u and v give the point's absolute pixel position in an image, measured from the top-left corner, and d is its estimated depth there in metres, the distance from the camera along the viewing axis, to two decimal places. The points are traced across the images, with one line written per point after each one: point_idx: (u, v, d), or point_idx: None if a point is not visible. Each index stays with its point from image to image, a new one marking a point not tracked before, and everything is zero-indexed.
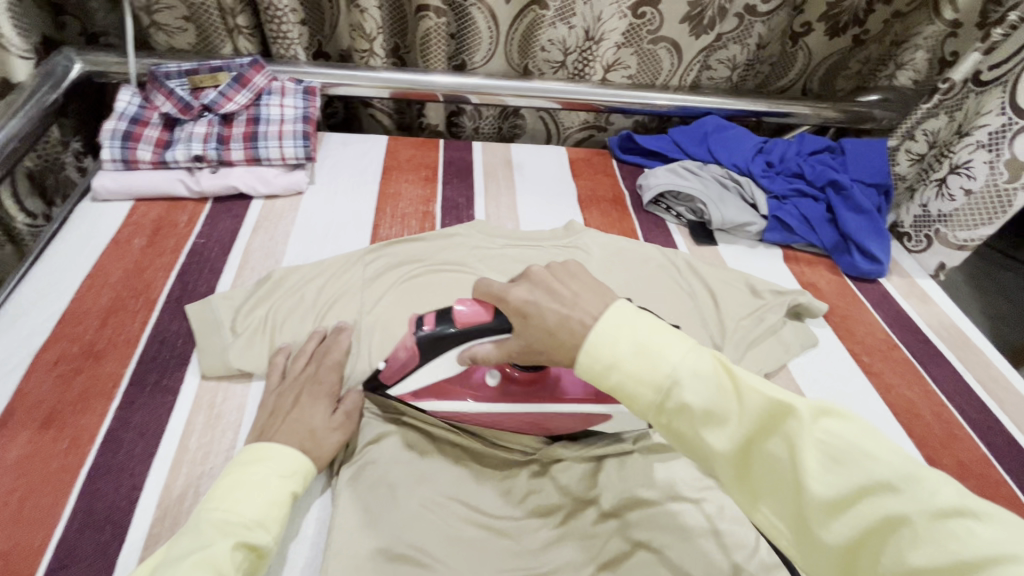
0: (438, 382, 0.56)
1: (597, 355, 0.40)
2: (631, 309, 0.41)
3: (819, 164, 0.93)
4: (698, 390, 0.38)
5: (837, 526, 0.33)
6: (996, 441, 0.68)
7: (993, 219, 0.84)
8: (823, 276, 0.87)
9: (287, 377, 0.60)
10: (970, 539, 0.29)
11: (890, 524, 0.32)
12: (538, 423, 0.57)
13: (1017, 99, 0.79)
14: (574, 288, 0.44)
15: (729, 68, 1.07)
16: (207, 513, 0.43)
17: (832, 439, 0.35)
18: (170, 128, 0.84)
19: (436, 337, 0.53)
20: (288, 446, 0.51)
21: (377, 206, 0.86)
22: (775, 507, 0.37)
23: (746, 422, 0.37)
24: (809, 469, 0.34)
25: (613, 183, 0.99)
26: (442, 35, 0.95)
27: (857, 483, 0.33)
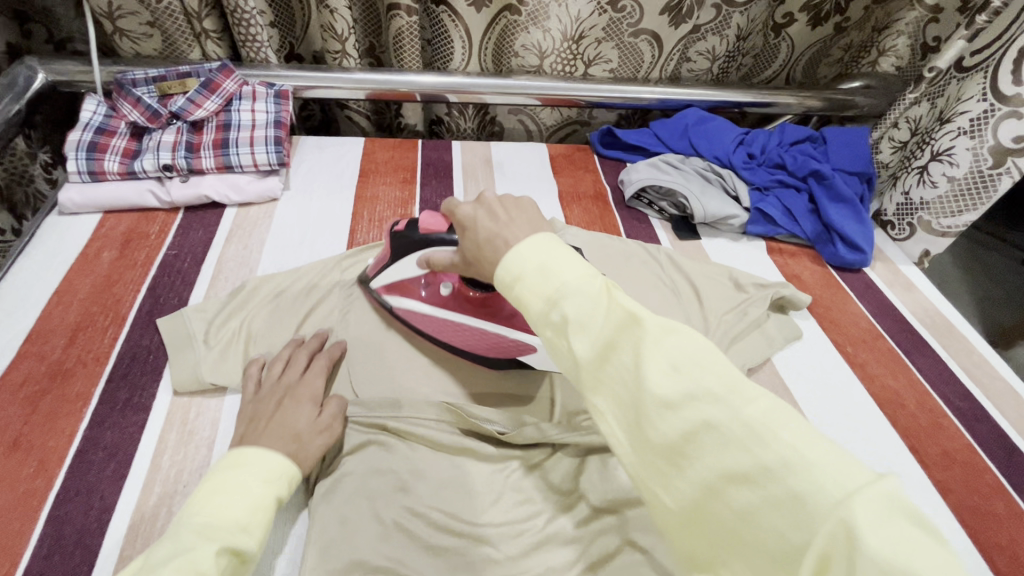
0: (403, 280, 0.66)
1: (509, 268, 0.41)
2: (546, 238, 0.42)
3: (801, 155, 0.92)
4: (576, 301, 0.37)
5: (664, 425, 0.32)
6: (980, 429, 0.68)
7: (977, 205, 0.84)
8: (805, 267, 0.87)
9: (263, 388, 0.58)
10: (780, 447, 0.30)
11: (708, 429, 0.31)
12: (471, 341, 0.64)
13: (998, 85, 0.78)
14: (512, 214, 0.47)
15: (708, 60, 1.06)
16: (186, 520, 0.39)
17: (677, 350, 0.34)
18: (138, 138, 0.82)
19: (404, 238, 0.62)
20: (272, 449, 0.48)
21: (354, 210, 0.84)
22: (615, 411, 0.36)
23: (605, 330, 0.36)
24: (649, 371, 0.33)
25: (594, 178, 0.98)
26: (415, 33, 0.93)
27: (690, 389, 0.32)
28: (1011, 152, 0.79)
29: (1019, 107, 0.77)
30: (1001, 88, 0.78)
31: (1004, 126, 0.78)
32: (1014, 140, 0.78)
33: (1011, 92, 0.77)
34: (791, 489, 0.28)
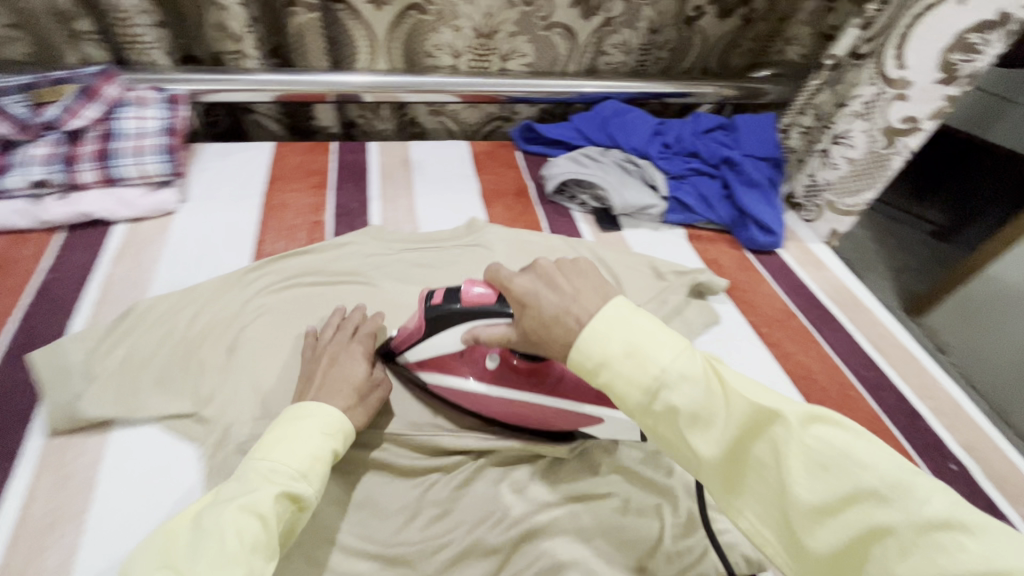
0: (438, 356, 0.58)
1: (586, 354, 0.42)
2: (642, 314, 0.42)
3: (713, 142, 0.94)
4: (687, 391, 0.39)
5: (824, 533, 0.34)
6: (885, 397, 0.71)
7: (874, 182, 0.89)
8: (723, 252, 0.89)
9: (317, 347, 0.61)
10: (961, 553, 0.30)
11: (878, 533, 0.32)
12: (529, 416, 0.57)
13: (886, 70, 0.82)
14: (576, 287, 0.45)
15: (623, 53, 1.07)
16: (254, 465, 0.45)
17: (819, 445, 0.36)
18: (4, 151, 0.74)
19: (440, 310, 0.55)
20: (330, 404, 0.52)
21: (260, 220, 0.79)
22: (760, 512, 0.38)
23: (729, 428, 0.38)
24: (794, 473, 0.36)
25: (517, 175, 0.97)
26: (317, 29, 0.89)
27: (842, 491, 0.34)
28: (900, 132, 0.84)
29: (905, 89, 0.81)
30: (888, 72, 0.81)
31: (893, 108, 0.82)
32: (902, 120, 0.83)
33: (898, 76, 0.81)
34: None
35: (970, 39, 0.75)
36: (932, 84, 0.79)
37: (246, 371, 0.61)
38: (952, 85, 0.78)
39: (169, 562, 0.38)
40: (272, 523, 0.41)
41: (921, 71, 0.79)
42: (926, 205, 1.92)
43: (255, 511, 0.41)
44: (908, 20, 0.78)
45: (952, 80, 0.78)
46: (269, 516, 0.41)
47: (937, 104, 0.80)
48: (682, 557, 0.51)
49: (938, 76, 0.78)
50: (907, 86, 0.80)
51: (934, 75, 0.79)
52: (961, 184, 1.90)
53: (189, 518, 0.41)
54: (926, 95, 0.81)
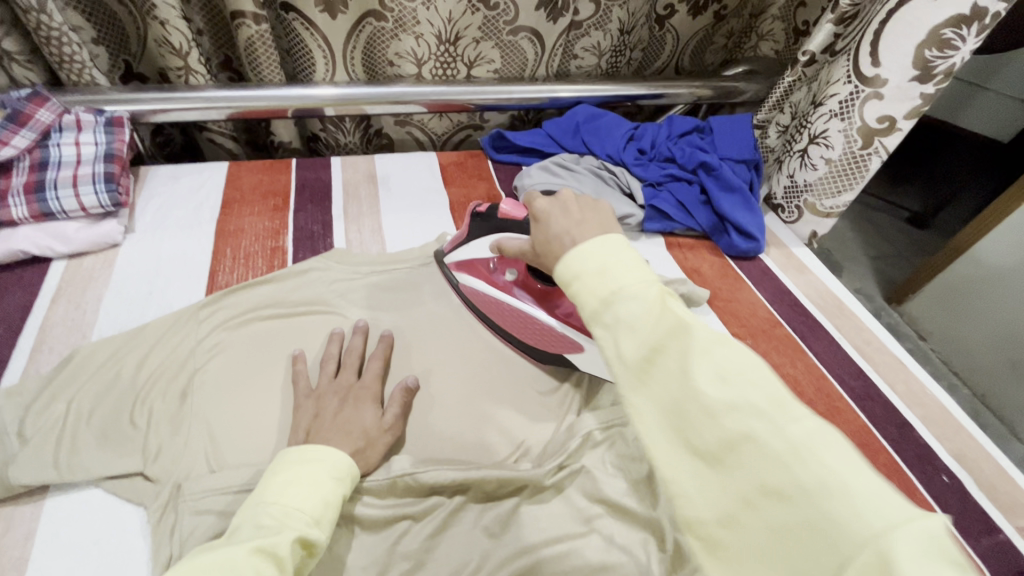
0: (473, 260, 0.68)
1: (569, 266, 0.39)
2: (616, 241, 0.39)
3: (688, 147, 0.91)
4: (631, 304, 0.35)
5: (703, 432, 0.31)
6: (874, 407, 0.69)
7: (854, 183, 0.88)
8: (704, 259, 0.86)
9: (317, 384, 0.58)
10: (819, 469, 0.28)
11: (750, 440, 0.29)
12: (523, 329, 0.65)
13: (860, 67, 0.79)
14: (583, 214, 0.44)
15: (594, 55, 1.04)
16: (263, 505, 0.41)
17: (728, 359, 0.32)
18: None
19: (483, 218, 0.65)
20: (341, 450, 0.50)
21: (214, 248, 0.74)
22: (648, 407, 0.34)
23: (654, 331, 0.34)
24: (695, 374, 0.32)
25: (489, 186, 0.93)
26: (268, 41, 0.84)
27: (734, 398, 0.31)
28: (878, 132, 0.82)
29: (879, 88, 0.78)
30: (864, 70, 0.79)
31: (869, 107, 0.80)
32: (879, 120, 0.81)
33: (872, 74, 0.78)
34: (827, 514, 0.27)
35: (945, 34, 0.72)
36: (908, 81, 0.77)
37: (197, 418, 0.56)
38: (927, 82, 0.77)
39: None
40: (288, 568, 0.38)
41: (896, 69, 0.77)
42: (902, 193, 1.93)
43: (270, 551, 0.37)
44: (881, 17, 0.75)
45: (927, 78, 0.76)
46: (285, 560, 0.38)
47: (914, 103, 0.79)
48: None
49: (913, 72, 0.76)
50: (882, 85, 0.78)
51: (909, 72, 0.76)
52: (935, 171, 1.92)
53: (180, 571, 0.34)
54: (901, 94, 0.79)
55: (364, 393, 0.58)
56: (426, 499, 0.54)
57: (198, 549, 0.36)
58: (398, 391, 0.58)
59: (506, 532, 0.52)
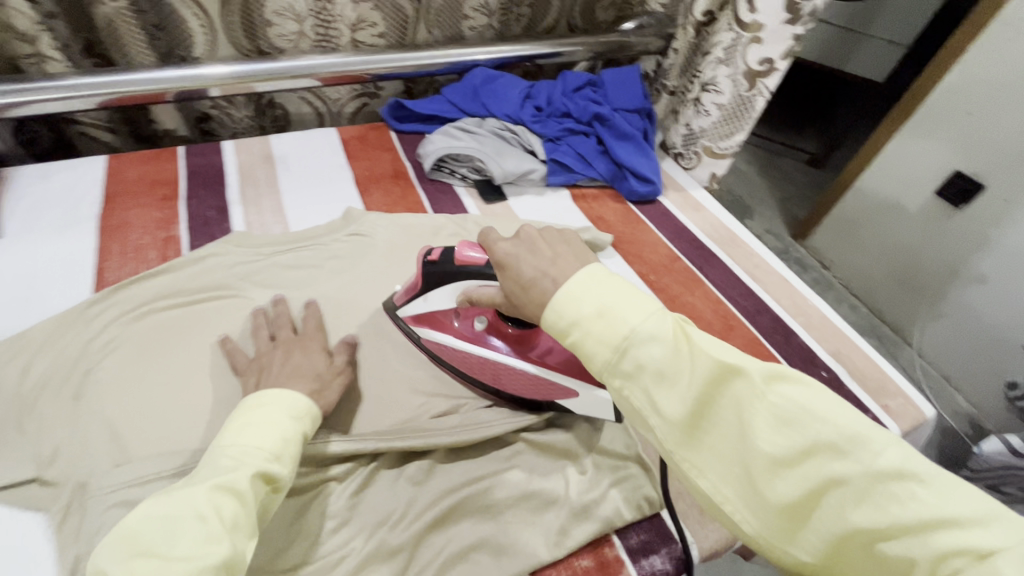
0: (433, 313, 0.63)
1: (563, 313, 0.42)
2: (598, 274, 0.43)
3: (583, 101, 0.94)
4: (654, 350, 0.39)
5: (782, 484, 0.35)
6: (763, 321, 0.77)
7: (743, 124, 0.94)
8: (608, 207, 0.90)
9: (256, 352, 0.58)
10: (913, 505, 0.31)
11: (835, 484, 0.33)
12: (510, 380, 0.60)
13: (739, 17, 0.84)
14: (555, 251, 0.46)
15: (485, 15, 1.04)
16: (221, 448, 0.43)
17: (783, 401, 0.36)
18: None
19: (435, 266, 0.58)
20: (296, 391, 0.51)
21: (99, 245, 0.69)
22: (720, 468, 0.38)
23: (696, 385, 0.38)
24: (758, 428, 0.36)
25: (394, 157, 0.92)
26: (131, 19, 0.80)
27: (801, 445, 0.35)
28: (760, 73, 0.88)
29: (759, 33, 0.83)
30: (742, 18, 0.84)
31: (750, 51, 0.86)
32: (760, 62, 0.87)
33: (750, 20, 0.83)
34: (936, 547, 0.30)
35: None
36: (781, 25, 0.82)
37: (97, 416, 0.54)
38: (796, 25, 0.82)
39: (140, 549, 0.35)
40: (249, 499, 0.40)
41: (771, 15, 0.81)
42: (803, 139, 2.08)
43: (227, 488, 0.39)
44: None
45: (796, 20, 0.81)
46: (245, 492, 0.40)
47: (787, 44, 0.84)
48: (589, 512, 0.53)
49: (785, 17, 0.81)
50: (759, 29, 0.83)
51: (783, 16, 0.81)
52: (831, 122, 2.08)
53: (142, 512, 0.38)
54: (778, 36, 0.84)
55: (311, 343, 0.59)
56: (346, 462, 0.54)
57: (160, 492, 0.39)
58: (345, 348, 0.60)
59: (429, 478, 0.54)
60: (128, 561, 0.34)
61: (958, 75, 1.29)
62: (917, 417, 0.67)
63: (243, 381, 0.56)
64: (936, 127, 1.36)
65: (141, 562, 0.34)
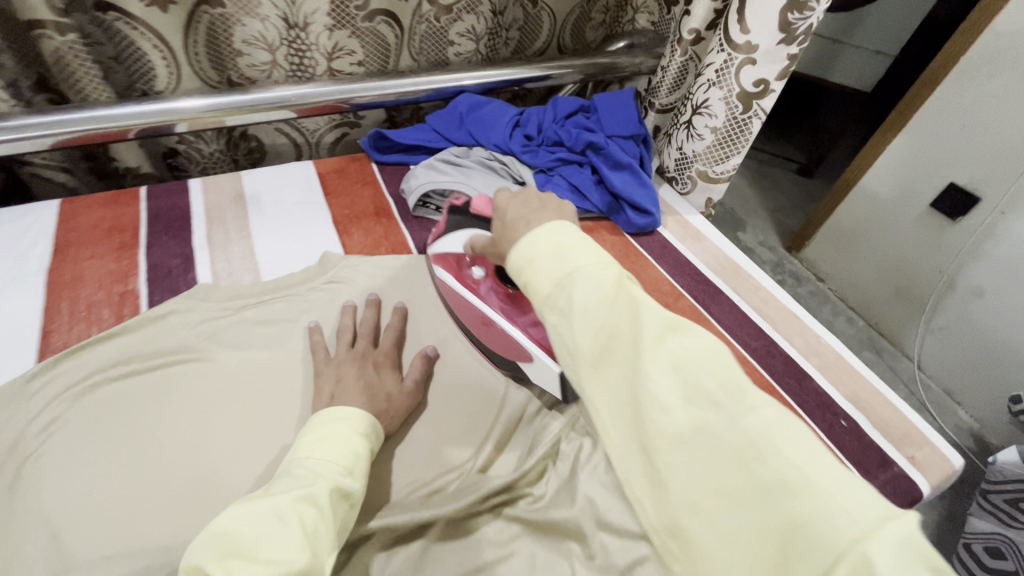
0: (445, 254, 0.70)
1: (523, 252, 0.43)
2: (565, 228, 0.43)
3: (575, 128, 0.89)
4: (586, 292, 0.38)
5: (665, 427, 0.34)
6: (775, 363, 0.71)
7: (739, 148, 0.86)
8: (606, 240, 0.85)
9: (334, 354, 0.62)
10: (779, 467, 0.31)
11: (706, 433, 0.33)
12: (486, 331, 0.67)
13: (730, 35, 0.75)
14: (541, 205, 0.49)
15: (472, 40, 0.99)
16: (299, 460, 0.46)
17: (685, 352, 0.35)
18: None
19: (460, 214, 0.70)
20: (361, 411, 0.54)
21: (46, 303, 0.63)
22: (612, 405, 0.38)
23: (611, 323, 0.38)
24: (656, 371, 0.35)
25: (375, 191, 0.86)
26: (82, 53, 0.72)
27: (690, 395, 0.34)
28: (755, 96, 0.79)
29: (751, 53, 0.75)
30: (734, 37, 0.75)
31: (743, 73, 0.77)
32: (754, 84, 0.78)
33: (743, 41, 0.74)
34: (788, 510, 0.30)
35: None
36: (775, 45, 0.74)
37: (34, 516, 0.47)
38: (793, 44, 0.73)
39: (234, 550, 0.36)
40: (325, 510, 0.42)
41: (762, 34, 0.73)
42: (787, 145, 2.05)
43: (309, 500, 0.41)
44: None
45: (791, 39, 0.72)
46: (323, 503, 0.42)
47: (782, 65, 0.75)
48: None
49: (779, 36, 0.72)
50: (752, 50, 0.74)
51: (776, 35, 0.72)
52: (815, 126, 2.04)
53: (229, 516, 0.39)
54: (772, 57, 0.75)
55: (383, 359, 0.63)
56: None
57: (243, 500, 0.41)
58: (420, 359, 0.64)
59: (418, 571, 0.49)
60: (223, 560, 0.36)
61: (949, 93, 1.27)
62: (945, 468, 0.63)
63: (314, 385, 0.60)
64: (930, 138, 1.33)
65: (233, 560, 0.36)
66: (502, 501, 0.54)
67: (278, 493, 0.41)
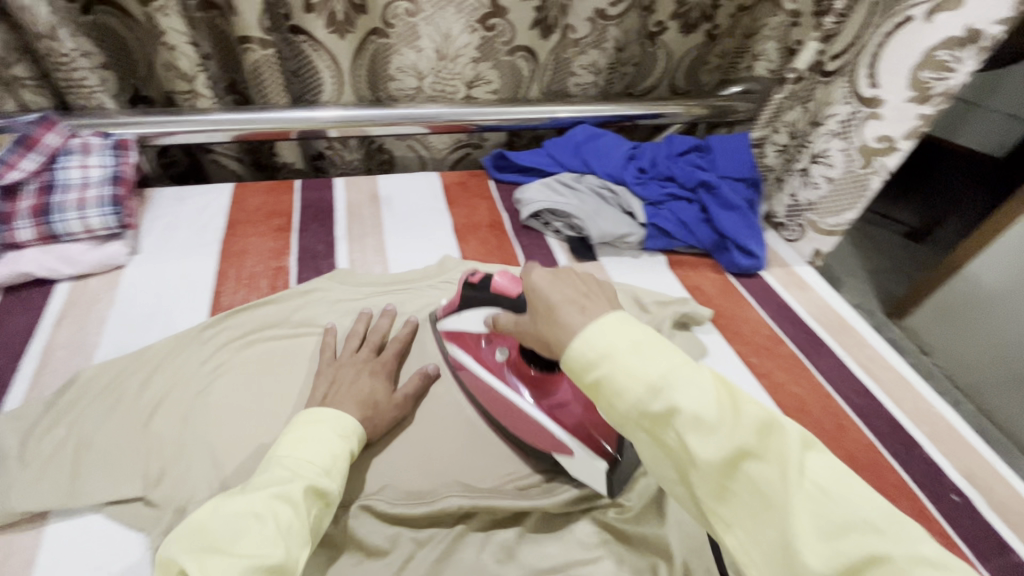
0: (463, 332, 0.63)
1: (590, 346, 0.39)
2: (636, 323, 0.40)
3: (687, 165, 0.92)
4: (694, 397, 0.35)
5: (817, 553, 0.30)
6: (880, 426, 0.69)
7: (855, 203, 0.84)
8: (707, 278, 0.87)
9: (341, 357, 0.63)
10: None
11: (875, 561, 0.30)
12: (518, 422, 0.58)
13: (859, 88, 0.79)
14: (586, 292, 0.45)
15: (592, 73, 1.06)
16: (277, 458, 0.45)
17: (818, 471, 0.33)
18: (46, 193, 0.71)
19: (473, 289, 0.58)
20: (345, 413, 0.53)
21: (218, 269, 0.74)
22: (749, 531, 0.34)
23: (735, 437, 0.34)
24: (795, 491, 0.32)
25: (491, 206, 0.94)
26: (274, 65, 0.85)
27: (841, 518, 0.31)
28: (876, 151, 0.79)
29: (878, 108, 0.77)
30: (861, 91, 0.79)
31: (868, 126, 0.79)
32: (877, 139, 0.79)
33: (871, 95, 0.77)
34: None
35: (940, 56, 0.70)
36: (904, 102, 0.75)
37: (199, 441, 0.56)
38: (925, 104, 0.74)
39: (208, 543, 0.36)
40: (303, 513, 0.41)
41: (893, 89, 0.75)
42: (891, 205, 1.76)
43: (286, 497, 0.41)
44: (880, 37, 0.75)
45: (924, 99, 0.73)
46: (300, 500, 0.41)
47: (912, 123, 0.75)
48: None
49: (910, 94, 0.74)
50: (880, 105, 0.77)
51: (906, 93, 0.74)
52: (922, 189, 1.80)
53: (210, 508, 0.39)
54: (900, 114, 0.76)
55: (380, 368, 0.61)
56: (428, 529, 0.52)
57: (221, 497, 0.40)
58: (417, 376, 0.62)
59: (513, 557, 0.50)
60: (199, 553, 0.35)
61: None
62: None
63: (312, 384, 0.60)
64: None
65: (208, 554, 0.35)
66: (593, 505, 0.55)
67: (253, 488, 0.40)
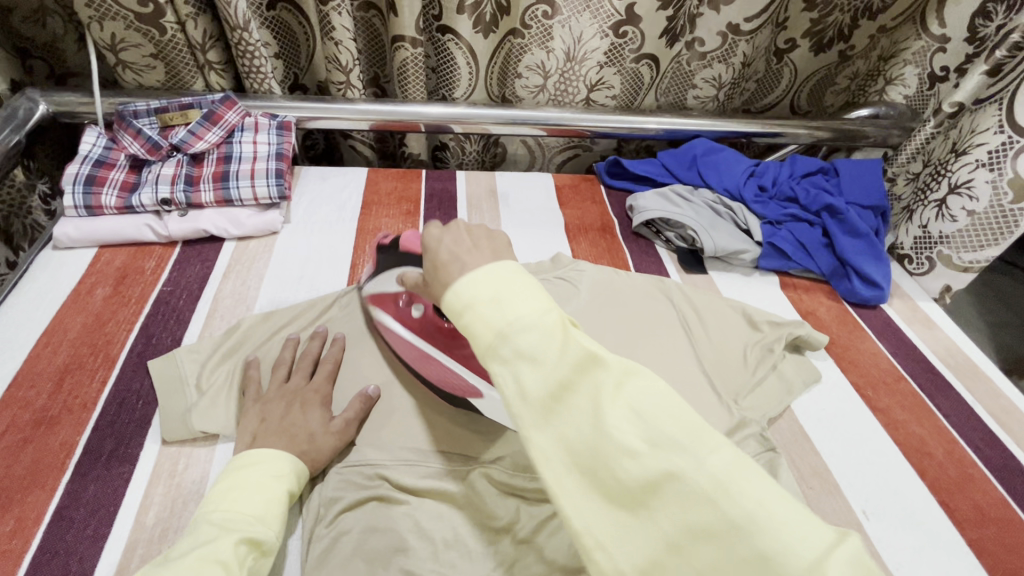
0: (382, 294, 0.65)
1: (459, 294, 0.37)
2: (503, 268, 0.37)
3: (812, 188, 0.91)
4: (530, 335, 0.34)
5: (627, 471, 0.30)
6: (1014, 481, 0.64)
7: (999, 239, 0.79)
8: (822, 305, 0.84)
9: (267, 390, 0.59)
10: (746, 503, 0.28)
11: (672, 478, 0.29)
12: (434, 371, 0.61)
13: (1015, 118, 0.75)
14: (476, 241, 0.41)
15: (714, 87, 1.04)
16: (206, 516, 0.42)
17: (640, 397, 0.32)
18: (224, 162, 0.82)
19: (389, 250, 0.63)
20: (281, 450, 0.51)
21: (355, 244, 0.82)
22: (566, 459, 0.32)
23: (561, 368, 0.33)
24: (610, 415, 0.31)
25: (602, 211, 0.96)
26: (420, 65, 0.92)
27: (653, 436, 0.31)
28: None
29: None
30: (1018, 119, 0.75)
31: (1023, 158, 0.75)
32: None
33: None
34: (760, 548, 0.27)
35: None
36: None
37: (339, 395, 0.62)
38: None
39: None
40: (237, 569, 0.38)
41: None
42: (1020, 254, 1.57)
43: (216, 559, 0.37)
44: None
45: None
46: (233, 564, 0.38)
47: None
48: None
49: None
50: None
51: None
52: None
53: None
54: None
55: (313, 396, 0.59)
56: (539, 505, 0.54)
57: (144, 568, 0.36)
58: (356, 399, 0.59)
59: None
60: None
61: None
62: None
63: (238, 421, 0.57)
64: None
65: None
66: None
67: (175, 555, 0.37)
